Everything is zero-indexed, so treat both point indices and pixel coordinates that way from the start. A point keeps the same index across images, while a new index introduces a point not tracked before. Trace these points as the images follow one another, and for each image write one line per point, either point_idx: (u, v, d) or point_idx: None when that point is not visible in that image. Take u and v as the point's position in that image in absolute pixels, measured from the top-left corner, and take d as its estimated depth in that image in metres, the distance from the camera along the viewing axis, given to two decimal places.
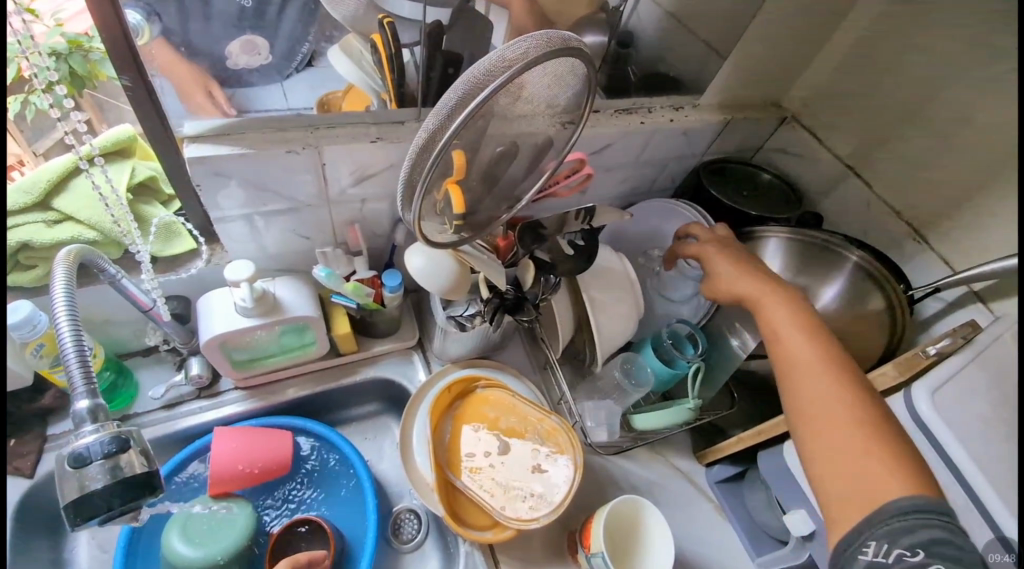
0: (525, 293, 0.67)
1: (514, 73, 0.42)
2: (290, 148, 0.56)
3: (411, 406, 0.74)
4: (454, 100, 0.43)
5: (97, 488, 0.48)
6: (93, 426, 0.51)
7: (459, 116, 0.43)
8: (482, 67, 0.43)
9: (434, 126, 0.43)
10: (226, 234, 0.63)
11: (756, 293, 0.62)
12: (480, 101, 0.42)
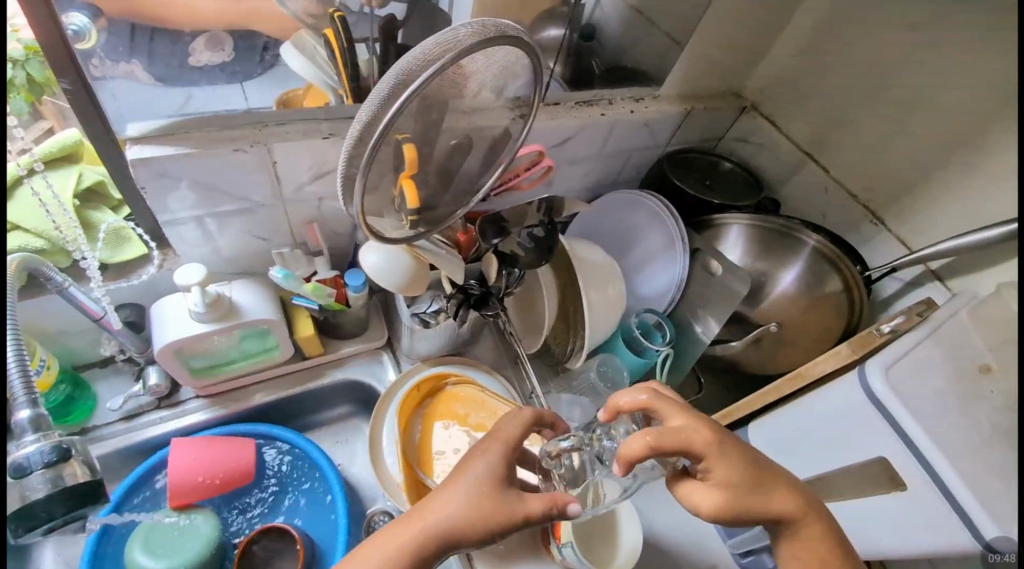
0: (490, 287, 0.66)
1: (452, 57, 0.41)
2: (238, 146, 0.55)
3: (380, 409, 0.72)
4: (390, 88, 0.42)
5: (39, 498, 0.46)
6: (34, 436, 0.49)
7: (394, 103, 0.41)
8: (418, 54, 0.42)
9: (369, 115, 0.42)
10: (177, 237, 0.61)
11: (762, 499, 0.48)
12: (416, 87, 0.41)
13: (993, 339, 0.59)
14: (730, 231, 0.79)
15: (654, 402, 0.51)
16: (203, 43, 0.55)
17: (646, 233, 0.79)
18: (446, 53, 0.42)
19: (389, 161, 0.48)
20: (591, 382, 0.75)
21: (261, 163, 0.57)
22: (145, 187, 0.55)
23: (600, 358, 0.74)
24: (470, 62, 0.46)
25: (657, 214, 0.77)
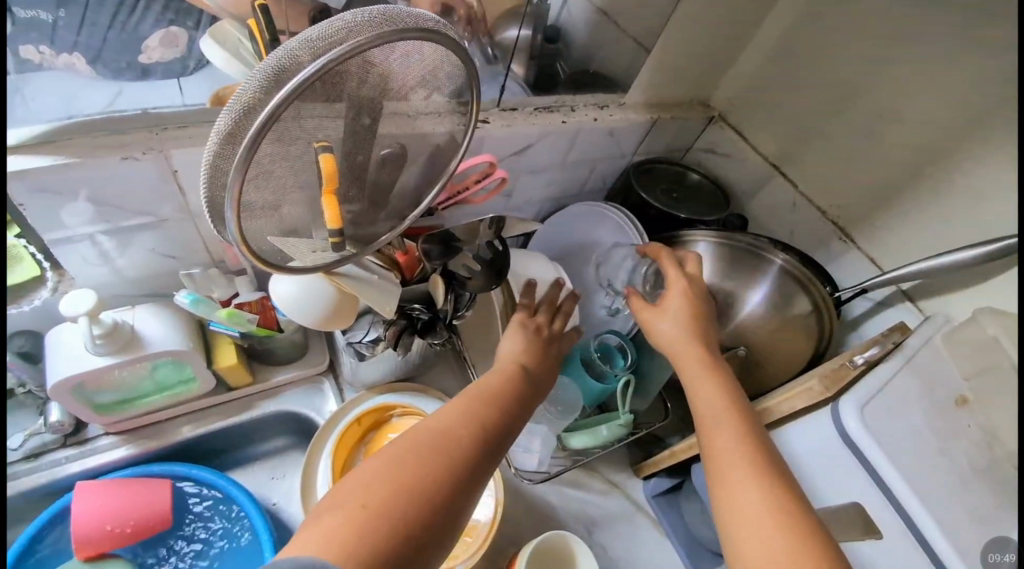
0: (437, 312, 0.59)
1: (347, 48, 0.35)
2: (128, 154, 0.47)
3: (316, 443, 0.65)
4: (268, 77, 0.35)
5: None
6: None
7: (274, 95, 0.34)
8: (306, 40, 0.36)
9: (235, 118, 0.35)
10: (66, 257, 0.53)
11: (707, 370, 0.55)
12: (297, 82, 0.34)
13: (967, 367, 0.56)
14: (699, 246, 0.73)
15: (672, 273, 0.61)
16: (157, 41, 0.56)
17: (611, 249, 0.73)
18: (339, 43, 0.36)
19: (288, 176, 0.40)
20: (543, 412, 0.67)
21: (160, 173, 0.50)
22: (21, 204, 0.47)
23: None
24: (379, 57, 0.39)
25: (623, 229, 0.71)
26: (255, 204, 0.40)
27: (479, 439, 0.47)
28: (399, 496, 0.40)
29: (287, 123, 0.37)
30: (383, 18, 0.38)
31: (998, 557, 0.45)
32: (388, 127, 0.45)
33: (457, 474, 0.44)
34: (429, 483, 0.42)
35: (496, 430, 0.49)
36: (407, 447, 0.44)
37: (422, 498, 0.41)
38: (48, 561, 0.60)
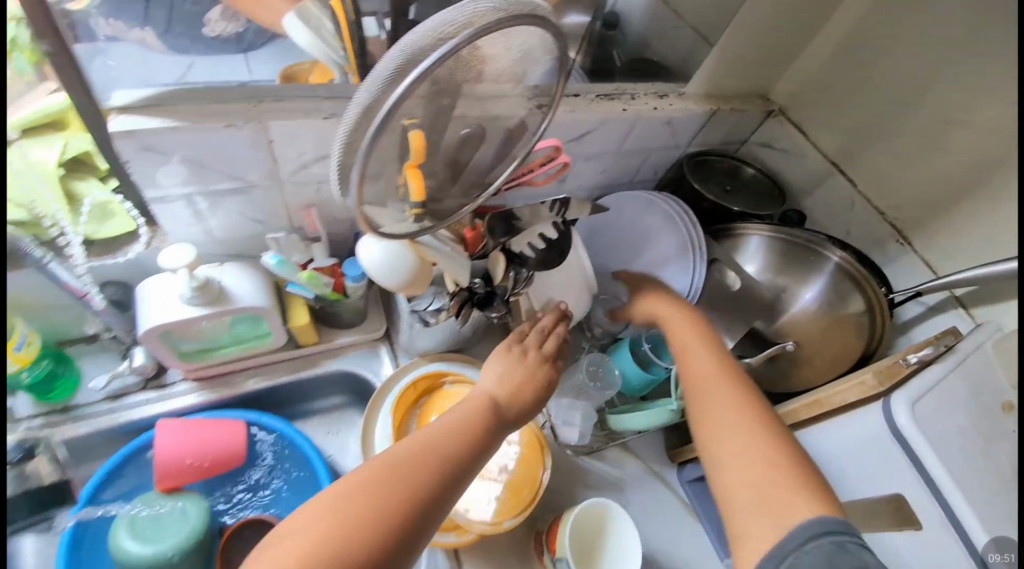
0: (495, 288, 0.62)
1: (462, 39, 0.38)
2: (230, 122, 0.51)
3: (373, 405, 0.69)
4: (395, 66, 0.38)
5: None
6: None
7: (401, 84, 0.37)
8: (428, 29, 0.38)
9: (367, 103, 0.38)
10: (165, 215, 0.58)
11: (695, 350, 0.61)
12: (421, 71, 0.37)
13: (1016, 374, 0.57)
14: (751, 240, 0.74)
15: (634, 276, 0.70)
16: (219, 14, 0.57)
17: (661, 238, 0.73)
18: (455, 33, 0.38)
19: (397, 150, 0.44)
20: (582, 388, 0.70)
21: (256, 141, 0.53)
22: (128, 160, 0.51)
23: (590, 357, 0.71)
24: (480, 47, 0.42)
25: (674, 220, 0.71)
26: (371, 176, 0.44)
27: (420, 492, 0.46)
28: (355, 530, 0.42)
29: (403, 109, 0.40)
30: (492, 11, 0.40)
31: (999, 557, 0.46)
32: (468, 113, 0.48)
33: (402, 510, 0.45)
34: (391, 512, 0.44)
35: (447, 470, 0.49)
36: (333, 502, 0.44)
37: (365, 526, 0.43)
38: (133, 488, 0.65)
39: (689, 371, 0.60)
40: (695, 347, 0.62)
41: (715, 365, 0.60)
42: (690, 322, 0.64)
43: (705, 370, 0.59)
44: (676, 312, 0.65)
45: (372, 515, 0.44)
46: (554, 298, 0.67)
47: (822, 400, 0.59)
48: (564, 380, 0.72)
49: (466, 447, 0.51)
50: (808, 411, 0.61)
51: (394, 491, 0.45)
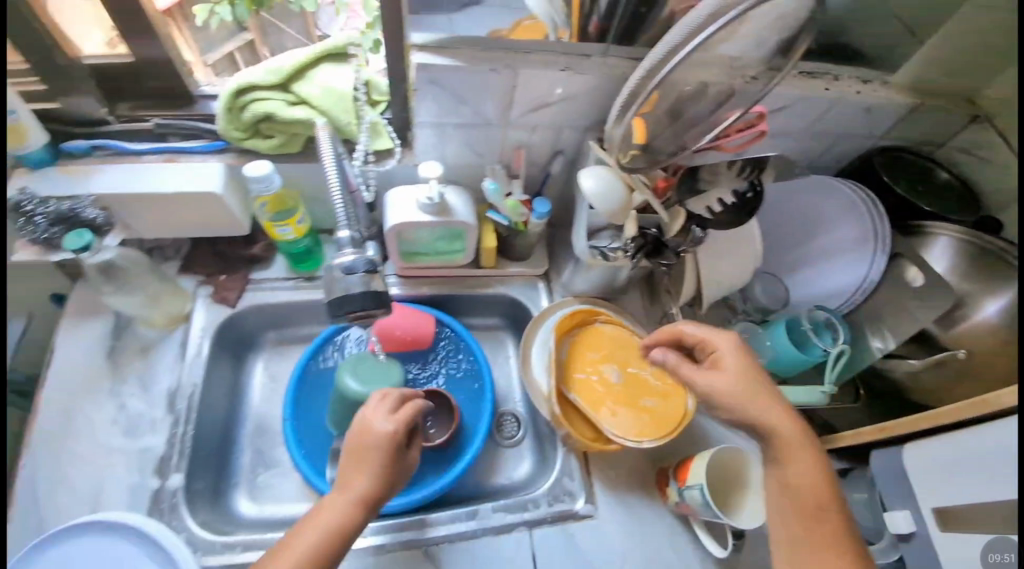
0: (668, 242, 0.67)
1: (720, 21, 0.48)
2: (495, 66, 0.61)
3: (532, 328, 0.80)
4: (666, 49, 0.52)
5: (356, 294, 0.58)
6: (352, 248, 0.61)
7: (668, 63, 0.52)
8: (702, 12, 0.49)
9: (640, 77, 0.55)
10: (419, 139, 0.70)
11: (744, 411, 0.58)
12: (684, 52, 0.51)
13: None
14: (937, 241, 0.74)
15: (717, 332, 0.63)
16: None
17: (837, 225, 0.76)
18: (720, 12, 0.48)
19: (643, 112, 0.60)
20: None
21: (505, 84, 0.63)
22: (417, 89, 0.62)
23: (745, 326, 0.77)
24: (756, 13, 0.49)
25: (855, 206, 0.74)
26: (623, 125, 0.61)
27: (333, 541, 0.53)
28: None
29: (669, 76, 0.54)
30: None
31: (1000, 559, 0.56)
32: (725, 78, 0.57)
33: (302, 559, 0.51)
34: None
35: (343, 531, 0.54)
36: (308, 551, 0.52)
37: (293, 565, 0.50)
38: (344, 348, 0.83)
39: (733, 396, 0.59)
40: (738, 382, 0.59)
41: (758, 389, 0.59)
42: (758, 390, 0.59)
43: (775, 416, 0.57)
44: (731, 373, 0.60)
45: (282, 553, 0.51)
46: (719, 260, 0.72)
47: (957, 409, 0.60)
48: (716, 341, 0.78)
49: (366, 507, 0.56)
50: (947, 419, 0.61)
51: (315, 539, 0.52)
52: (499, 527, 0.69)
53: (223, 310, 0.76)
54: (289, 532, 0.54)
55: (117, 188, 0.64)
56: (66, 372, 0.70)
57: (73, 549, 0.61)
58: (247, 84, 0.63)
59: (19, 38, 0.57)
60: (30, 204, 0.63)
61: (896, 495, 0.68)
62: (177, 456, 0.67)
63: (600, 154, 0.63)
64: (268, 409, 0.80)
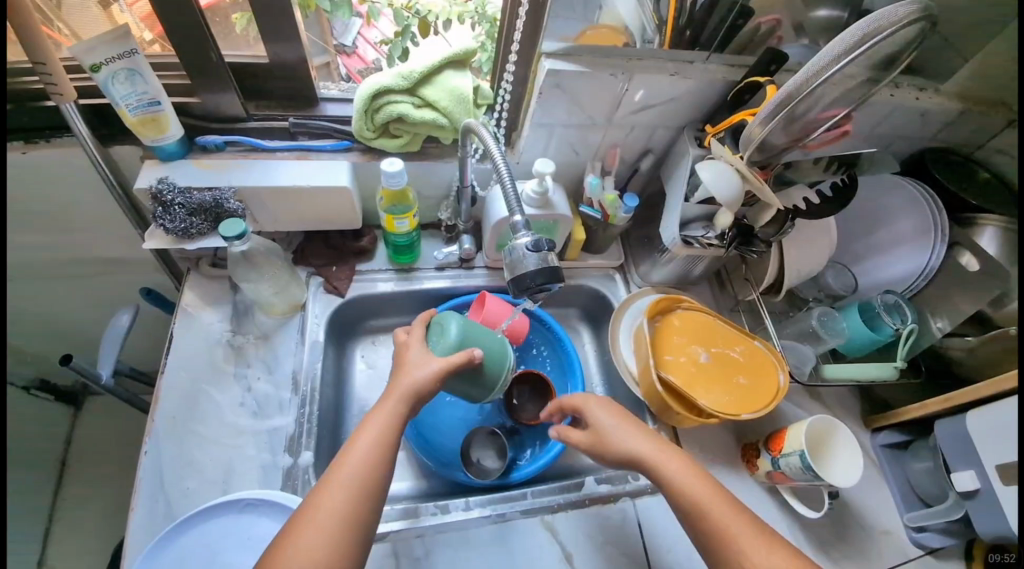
0: (757, 231, 0.73)
1: (865, 47, 0.53)
2: (615, 72, 0.68)
3: (618, 314, 0.86)
4: (807, 73, 0.56)
5: (530, 269, 0.50)
6: (522, 224, 0.53)
7: (809, 83, 0.56)
8: (841, 43, 0.54)
9: (782, 100, 0.58)
10: (528, 139, 0.78)
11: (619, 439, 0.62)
12: (827, 75, 0.55)
13: None
14: (985, 230, 0.78)
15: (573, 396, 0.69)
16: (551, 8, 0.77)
17: (898, 218, 0.84)
18: (856, 43, 0.53)
19: (782, 127, 0.61)
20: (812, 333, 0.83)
21: (618, 88, 0.71)
22: (541, 92, 0.70)
23: (822, 310, 0.85)
24: (895, 36, 0.53)
25: (917, 200, 0.81)
26: (759, 139, 0.63)
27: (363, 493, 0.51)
28: (339, 549, 0.48)
29: (811, 92, 0.57)
30: (913, 15, 0.52)
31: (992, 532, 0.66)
32: (851, 88, 0.59)
33: (347, 509, 0.50)
34: (364, 524, 0.51)
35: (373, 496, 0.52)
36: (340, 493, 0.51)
37: (340, 505, 0.50)
38: None
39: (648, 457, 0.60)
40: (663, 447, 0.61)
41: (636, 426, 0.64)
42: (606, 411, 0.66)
43: (633, 441, 0.61)
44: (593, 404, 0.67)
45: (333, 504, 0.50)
46: (798, 250, 0.79)
47: (986, 387, 0.70)
48: (797, 324, 0.86)
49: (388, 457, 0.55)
50: (991, 390, 0.69)
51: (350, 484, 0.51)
52: (605, 496, 0.74)
53: (333, 299, 0.83)
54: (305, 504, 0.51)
55: (259, 183, 0.70)
56: (191, 356, 0.74)
57: (217, 523, 0.63)
58: (383, 87, 0.70)
59: (182, 43, 0.62)
60: (171, 193, 0.66)
61: (959, 455, 0.72)
62: (306, 435, 0.72)
63: (714, 147, 0.67)
64: (368, 396, 0.86)
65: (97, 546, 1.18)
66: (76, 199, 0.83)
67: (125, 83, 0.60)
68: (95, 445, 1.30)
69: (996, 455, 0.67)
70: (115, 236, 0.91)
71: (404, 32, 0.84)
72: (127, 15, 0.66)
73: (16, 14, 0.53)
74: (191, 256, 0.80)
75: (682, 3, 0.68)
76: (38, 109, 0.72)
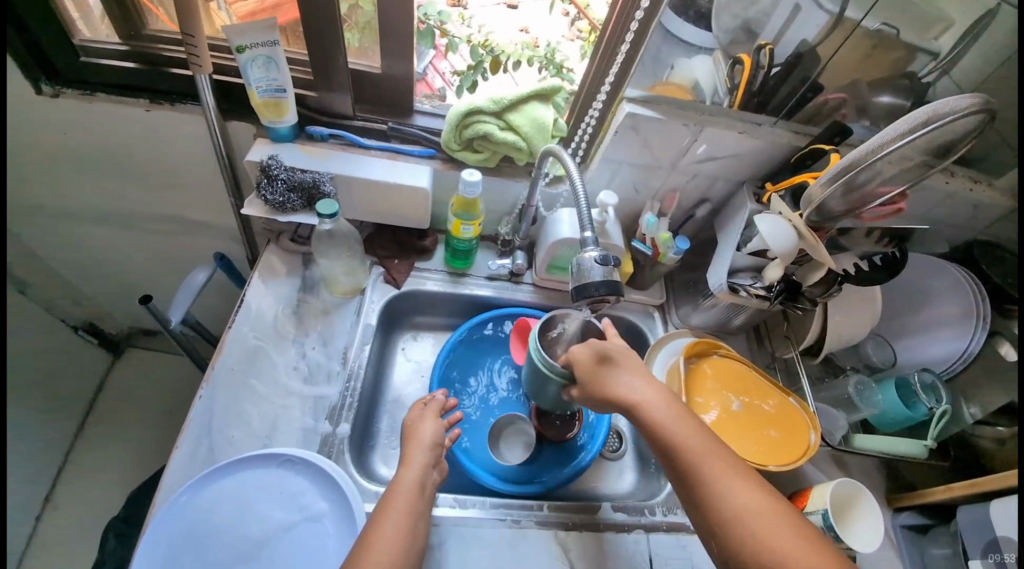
0: (804, 290, 0.75)
1: (922, 132, 0.57)
2: (686, 123, 0.75)
3: (652, 351, 0.87)
4: (865, 151, 0.61)
5: (595, 280, 0.55)
6: (592, 240, 0.58)
7: (866, 157, 0.61)
8: (900, 128, 0.59)
9: (840, 171, 0.63)
10: (595, 172, 0.85)
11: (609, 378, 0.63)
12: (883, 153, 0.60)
13: None
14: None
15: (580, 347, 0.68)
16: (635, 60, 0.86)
17: (942, 300, 0.85)
18: (912, 129, 0.58)
19: (840, 195, 0.65)
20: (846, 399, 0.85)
21: (686, 137, 0.77)
22: (616, 131, 0.77)
23: (859, 378, 0.86)
24: (953, 124, 0.57)
25: (961, 285, 0.82)
26: (815, 203, 0.67)
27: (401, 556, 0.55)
28: None
29: (869, 166, 0.62)
30: (974, 107, 0.55)
31: None
32: (907, 167, 0.63)
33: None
34: None
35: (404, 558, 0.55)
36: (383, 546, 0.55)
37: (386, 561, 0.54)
38: (488, 343, 0.94)
39: (702, 454, 0.54)
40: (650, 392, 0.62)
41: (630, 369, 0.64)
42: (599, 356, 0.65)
43: (645, 394, 0.61)
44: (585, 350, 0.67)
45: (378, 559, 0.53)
46: (841, 315, 0.81)
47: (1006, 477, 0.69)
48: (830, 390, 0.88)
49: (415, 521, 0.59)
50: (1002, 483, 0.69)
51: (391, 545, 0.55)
52: (619, 524, 0.74)
53: (389, 289, 0.89)
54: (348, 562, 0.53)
55: (354, 174, 0.78)
56: (258, 317, 0.80)
57: (253, 474, 0.66)
58: (474, 107, 0.78)
59: (317, 43, 0.72)
60: (278, 168, 0.75)
61: (984, 546, 0.71)
62: (347, 408, 0.76)
63: (777, 202, 0.72)
64: (404, 387, 0.90)
65: (108, 491, 1.23)
66: (180, 164, 0.93)
67: (261, 68, 0.70)
68: (127, 396, 1.38)
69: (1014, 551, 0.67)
70: (204, 201, 1.01)
71: (477, 66, 0.92)
72: (224, 14, 0.79)
73: (185, 5, 0.60)
74: (275, 230, 0.88)
75: (756, 72, 0.72)
76: (172, 78, 0.82)
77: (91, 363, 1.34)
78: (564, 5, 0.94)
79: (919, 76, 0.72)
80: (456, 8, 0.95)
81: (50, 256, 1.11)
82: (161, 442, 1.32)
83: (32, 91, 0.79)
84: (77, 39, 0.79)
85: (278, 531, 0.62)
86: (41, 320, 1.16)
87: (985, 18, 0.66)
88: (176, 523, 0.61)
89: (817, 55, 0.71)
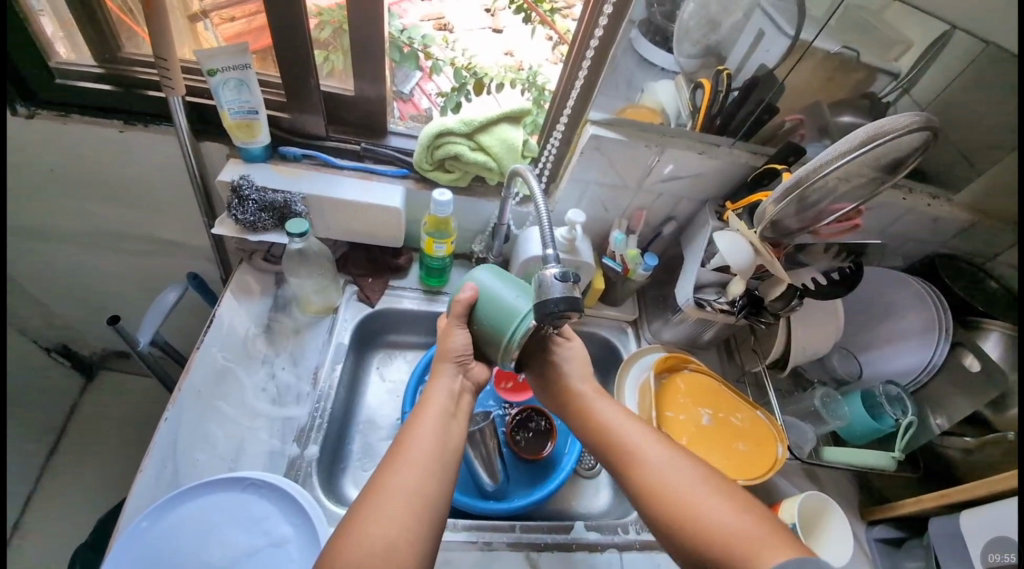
0: (766, 304, 0.78)
1: (866, 148, 0.60)
2: (649, 144, 0.78)
3: (625, 367, 0.88)
4: (814, 164, 0.63)
5: (554, 295, 0.56)
6: (553, 260, 0.59)
7: (818, 167, 0.63)
8: (848, 143, 0.61)
9: (792, 185, 0.65)
10: (565, 191, 0.87)
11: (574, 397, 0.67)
12: (831, 166, 0.62)
13: None
14: (988, 334, 0.80)
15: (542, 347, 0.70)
16: None
17: (904, 314, 0.88)
18: (859, 141, 0.61)
19: (793, 211, 0.68)
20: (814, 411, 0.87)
21: (649, 158, 0.79)
22: (583, 152, 0.80)
23: (825, 390, 0.88)
24: (900, 139, 0.60)
25: (923, 299, 0.85)
26: (769, 218, 0.70)
27: (425, 482, 0.53)
28: (403, 528, 0.49)
29: (820, 181, 0.64)
30: (914, 125, 0.58)
31: None
32: (860, 184, 0.66)
33: (424, 499, 0.51)
34: (424, 530, 0.50)
35: (432, 495, 0.52)
36: (413, 478, 0.52)
37: (416, 491, 0.51)
38: None
39: (655, 470, 0.57)
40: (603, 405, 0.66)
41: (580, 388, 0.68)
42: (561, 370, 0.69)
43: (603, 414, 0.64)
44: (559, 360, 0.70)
45: (415, 497, 0.51)
46: (806, 329, 0.84)
47: (976, 486, 0.71)
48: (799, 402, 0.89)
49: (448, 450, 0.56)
50: (986, 489, 0.69)
51: (417, 477, 0.52)
52: (591, 544, 0.74)
53: (362, 308, 0.89)
54: (366, 499, 0.51)
55: (325, 194, 0.79)
56: (227, 336, 0.80)
57: (216, 498, 0.64)
58: (446, 128, 0.80)
59: (291, 66, 0.74)
60: (249, 189, 0.76)
61: (953, 555, 0.72)
62: (316, 429, 0.75)
63: (734, 220, 0.74)
64: (377, 407, 0.89)
65: (73, 521, 1.18)
66: (155, 185, 0.93)
67: (233, 91, 0.71)
68: (99, 420, 1.34)
69: (999, 551, 0.67)
70: (180, 221, 1.01)
71: (460, 88, 0.93)
72: (211, 34, 0.80)
73: (158, 30, 0.62)
74: (247, 249, 0.89)
75: (716, 95, 0.75)
76: (147, 100, 0.83)
77: (62, 386, 1.31)
78: (547, 30, 0.97)
79: (880, 95, 0.77)
80: (440, 31, 0.98)
81: (20, 277, 1.09)
82: (132, 467, 1.28)
83: (6, 113, 0.79)
84: (51, 61, 0.79)
85: (241, 557, 0.61)
86: (12, 342, 1.13)
87: (939, 41, 0.70)
88: (134, 551, 0.59)
89: (774, 78, 0.74)
